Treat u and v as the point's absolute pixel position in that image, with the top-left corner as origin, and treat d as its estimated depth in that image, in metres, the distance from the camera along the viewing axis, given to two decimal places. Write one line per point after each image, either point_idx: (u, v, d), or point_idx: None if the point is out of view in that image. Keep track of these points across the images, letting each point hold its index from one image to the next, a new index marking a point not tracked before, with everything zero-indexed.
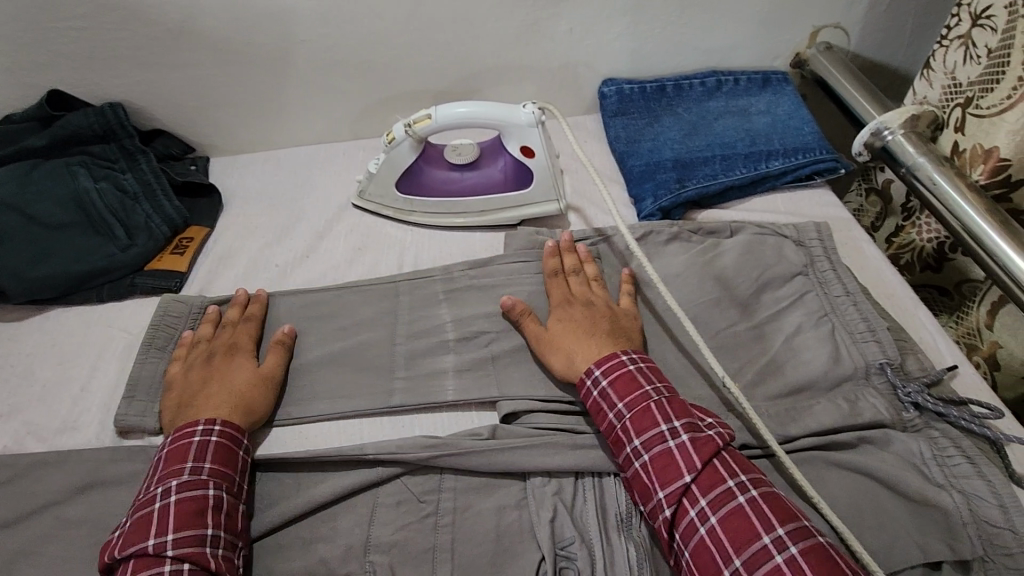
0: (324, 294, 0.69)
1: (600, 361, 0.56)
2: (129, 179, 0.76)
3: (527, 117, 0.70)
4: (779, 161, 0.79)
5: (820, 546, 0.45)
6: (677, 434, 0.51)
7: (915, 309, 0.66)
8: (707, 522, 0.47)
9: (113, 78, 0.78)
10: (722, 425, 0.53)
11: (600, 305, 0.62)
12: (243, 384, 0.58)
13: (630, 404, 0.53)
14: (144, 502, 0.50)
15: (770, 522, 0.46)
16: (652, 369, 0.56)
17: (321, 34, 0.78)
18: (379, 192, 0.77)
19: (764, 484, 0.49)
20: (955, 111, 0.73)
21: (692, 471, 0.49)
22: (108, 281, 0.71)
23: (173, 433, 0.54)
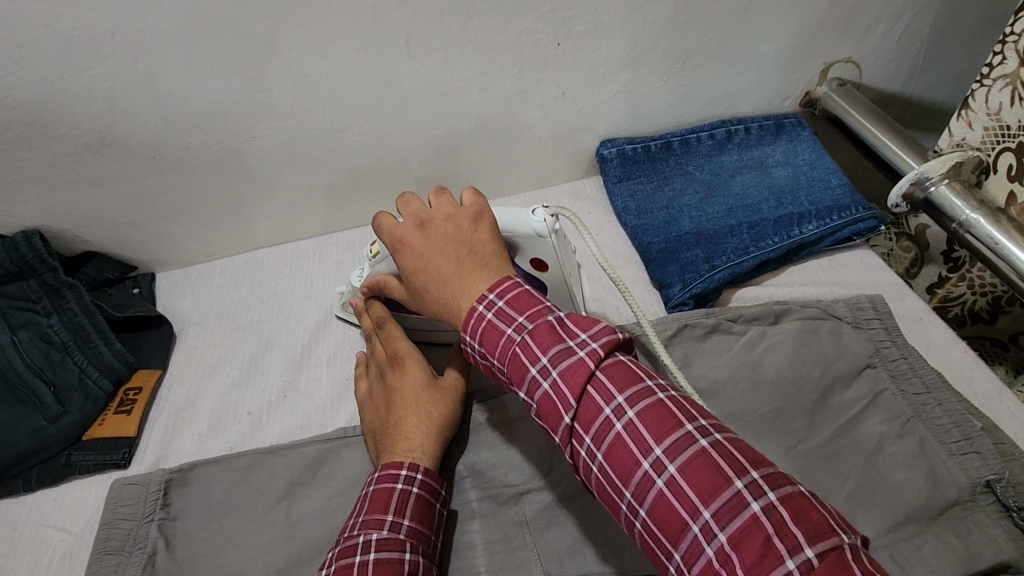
0: (311, 451, 0.57)
1: (462, 321, 0.44)
2: (56, 325, 0.62)
3: (539, 225, 0.56)
4: (813, 224, 0.70)
5: (701, 456, 0.36)
6: (547, 371, 0.40)
7: (998, 394, 0.58)
8: (596, 461, 0.39)
9: (25, 204, 0.65)
10: (600, 333, 0.42)
11: (441, 231, 0.49)
12: (433, 408, 0.54)
13: (500, 357, 0.43)
14: (347, 550, 0.45)
15: (647, 444, 0.37)
16: (517, 300, 0.43)
17: (276, 127, 0.66)
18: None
19: (645, 396, 0.39)
20: (1005, 156, 0.66)
21: (569, 410, 0.40)
22: (39, 463, 0.57)
23: (377, 469, 0.50)
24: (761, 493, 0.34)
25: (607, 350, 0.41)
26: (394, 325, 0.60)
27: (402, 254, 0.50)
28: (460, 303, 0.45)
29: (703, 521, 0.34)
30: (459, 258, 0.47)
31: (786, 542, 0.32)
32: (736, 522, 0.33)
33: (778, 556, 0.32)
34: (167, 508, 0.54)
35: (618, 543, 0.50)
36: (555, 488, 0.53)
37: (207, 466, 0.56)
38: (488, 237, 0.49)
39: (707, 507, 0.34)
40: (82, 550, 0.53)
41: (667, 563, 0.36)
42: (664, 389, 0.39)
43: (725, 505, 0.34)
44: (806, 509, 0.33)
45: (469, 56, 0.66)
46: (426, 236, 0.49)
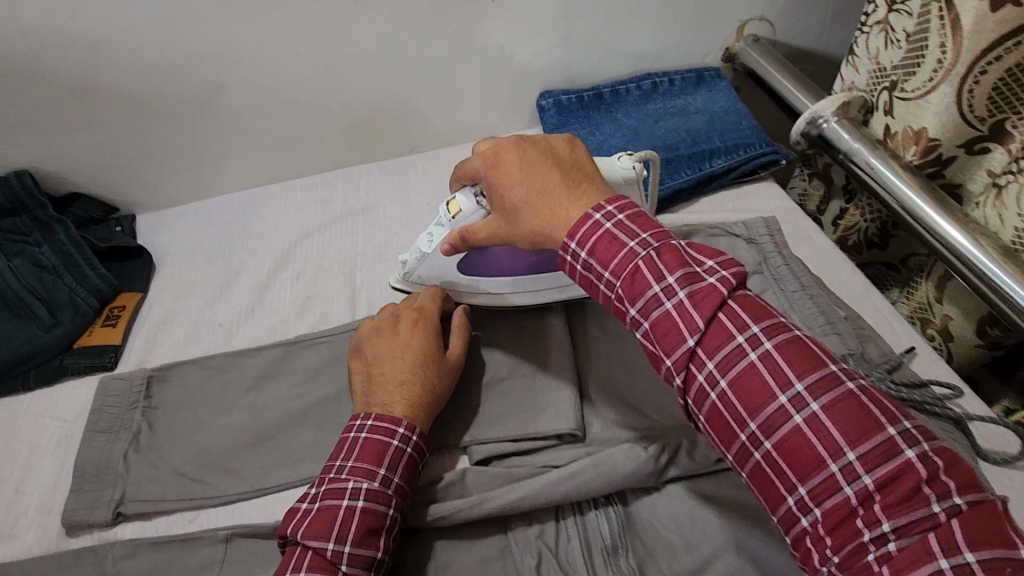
0: (276, 351, 0.65)
1: (572, 229, 0.46)
2: (46, 253, 0.70)
3: (625, 170, 0.58)
4: (722, 159, 0.80)
5: (849, 397, 0.37)
6: (673, 292, 0.42)
7: (867, 294, 0.68)
8: (718, 387, 0.41)
9: (15, 147, 0.72)
10: (727, 267, 0.44)
11: (539, 151, 0.50)
12: (430, 377, 0.57)
13: (617, 271, 0.44)
14: (334, 491, 0.49)
15: (786, 378, 0.39)
16: (636, 219, 0.45)
17: (242, 77, 0.74)
18: (433, 274, 0.64)
19: (783, 331, 0.40)
20: (883, 94, 0.74)
21: (695, 333, 0.41)
22: (35, 367, 0.66)
23: (373, 421, 0.53)
24: (915, 442, 0.36)
25: (737, 281, 0.43)
26: (430, 293, 0.63)
27: (497, 177, 0.51)
28: (569, 215, 0.47)
29: (846, 461, 0.36)
30: (561, 175, 0.49)
31: (936, 489, 0.35)
32: (884, 466, 0.35)
33: (926, 501, 0.35)
34: (149, 398, 0.62)
35: (534, 411, 0.59)
36: (483, 374, 0.62)
37: (184, 365, 0.65)
38: (584, 160, 0.51)
39: (853, 449, 0.36)
40: (75, 433, 0.61)
41: (785, 495, 0.38)
42: (799, 329, 0.41)
43: (874, 449, 0.36)
44: (954, 462, 0.36)
45: (413, 13, 0.74)
46: (526, 159, 0.50)
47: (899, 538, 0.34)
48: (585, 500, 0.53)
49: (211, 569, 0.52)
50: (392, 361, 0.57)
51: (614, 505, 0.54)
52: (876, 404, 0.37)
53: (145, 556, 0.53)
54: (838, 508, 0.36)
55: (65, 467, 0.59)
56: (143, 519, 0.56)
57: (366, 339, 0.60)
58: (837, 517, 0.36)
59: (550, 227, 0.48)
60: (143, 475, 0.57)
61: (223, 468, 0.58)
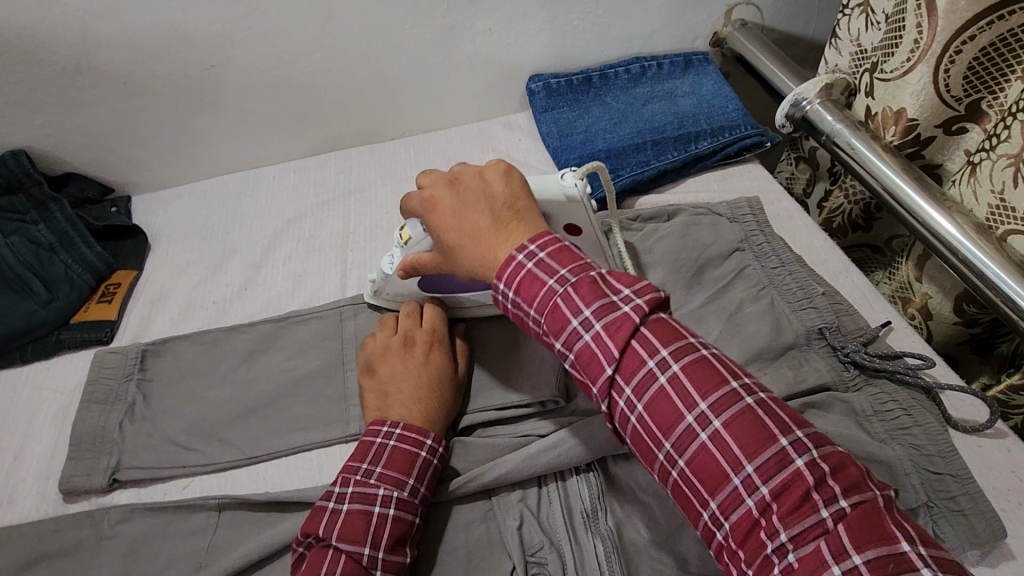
0: (267, 326, 0.67)
1: (499, 271, 0.44)
2: (42, 230, 0.71)
3: (569, 188, 0.54)
4: (707, 141, 0.81)
5: (747, 412, 0.37)
6: (590, 324, 0.41)
7: (846, 271, 0.69)
8: (635, 412, 0.40)
9: (10, 126, 0.73)
10: (643, 290, 0.42)
11: (474, 188, 0.48)
12: (442, 395, 0.56)
13: (540, 308, 0.42)
14: (364, 496, 0.49)
15: (692, 398, 0.38)
16: (555, 252, 0.43)
17: (232, 57, 0.75)
18: (406, 291, 0.64)
19: (690, 352, 0.39)
20: (864, 76, 0.75)
21: (612, 362, 0.40)
22: (32, 341, 0.67)
23: (402, 429, 0.53)
24: (805, 450, 0.36)
25: (652, 306, 0.41)
26: (412, 312, 0.63)
27: (434, 218, 0.49)
28: (496, 256, 0.45)
29: (745, 474, 0.36)
30: (492, 213, 0.47)
31: (824, 494, 0.34)
32: (779, 476, 0.35)
33: (816, 507, 0.34)
34: (144, 370, 0.64)
35: (519, 382, 0.60)
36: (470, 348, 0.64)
37: (177, 340, 0.66)
38: (520, 192, 0.48)
39: (750, 461, 0.36)
40: (73, 404, 0.63)
41: (697, 512, 0.38)
42: (706, 347, 0.40)
43: (768, 460, 0.36)
44: (844, 465, 0.35)
45: None
46: (459, 198, 0.48)
47: (797, 547, 0.34)
48: (567, 465, 0.54)
49: (204, 533, 0.54)
50: (406, 381, 0.56)
51: (595, 471, 0.55)
52: (771, 417, 0.37)
53: (140, 520, 0.54)
54: (741, 521, 0.35)
55: (63, 436, 0.61)
56: (138, 486, 0.58)
57: (374, 361, 0.59)
58: (743, 530, 0.35)
59: (484, 269, 0.46)
60: (137, 443, 0.59)
61: (216, 438, 0.59)
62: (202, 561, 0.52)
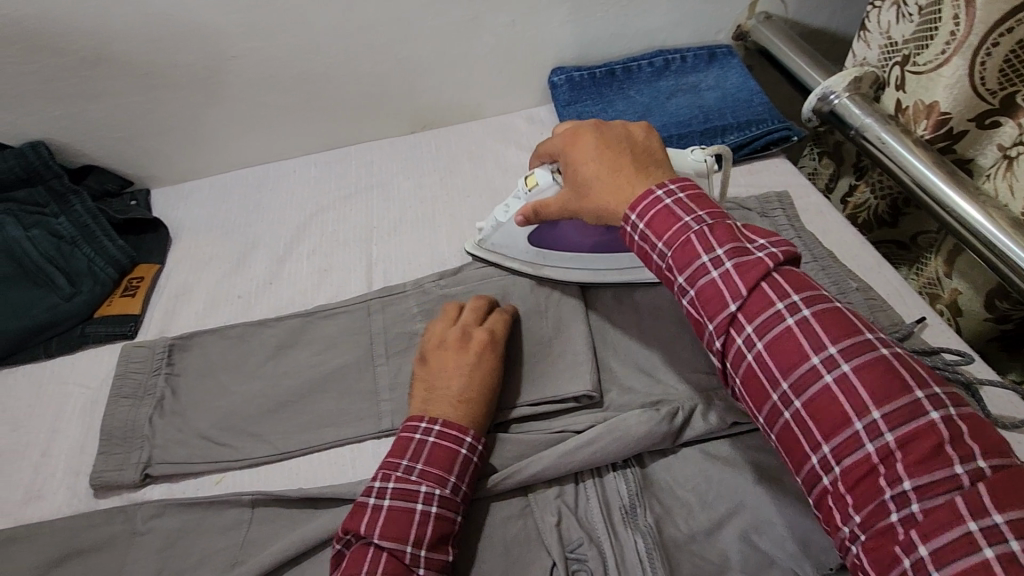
0: (294, 321, 0.66)
1: (631, 204, 0.45)
2: (64, 223, 0.70)
3: (697, 163, 0.56)
4: (734, 135, 0.81)
5: (882, 361, 0.37)
6: (721, 262, 0.41)
7: (878, 267, 0.69)
8: (754, 350, 0.40)
9: (30, 117, 0.72)
10: (778, 241, 0.42)
11: (619, 134, 0.50)
12: (485, 401, 0.54)
13: (670, 241, 0.43)
14: (406, 494, 0.48)
15: (821, 342, 0.38)
16: (688, 195, 0.44)
17: (253, 48, 0.74)
18: (509, 243, 0.65)
19: (823, 300, 0.39)
20: (895, 69, 0.75)
21: (738, 300, 0.40)
22: (57, 334, 0.67)
23: (442, 429, 0.51)
24: (941, 406, 0.35)
25: (786, 257, 0.41)
26: (477, 307, 0.61)
27: (573, 154, 0.51)
28: (634, 190, 0.46)
29: (871, 420, 0.36)
30: (634, 157, 0.49)
31: (958, 451, 0.34)
32: (909, 425, 0.35)
33: (949, 462, 0.34)
34: (171, 365, 0.63)
35: (553, 376, 0.60)
36: None
37: (203, 334, 0.65)
38: (659, 150, 0.50)
39: (880, 409, 0.36)
40: (99, 398, 0.62)
41: (809, 454, 0.38)
42: (839, 300, 0.40)
43: (900, 410, 0.35)
44: (978, 426, 0.35)
45: None
46: (603, 140, 0.50)
47: (922, 497, 0.34)
48: (604, 462, 0.54)
49: (238, 529, 0.53)
50: (452, 379, 0.54)
51: (632, 467, 0.55)
52: (909, 370, 0.36)
53: (173, 515, 0.54)
54: (859, 465, 0.36)
55: (91, 431, 0.60)
56: (168, 482, 0.57)
57: (427, 351, 0.58)
58: (858, 476, 0.36)
59: (615, 202, 0.47)
60: (167, 438, 0.58)
61: (246, 433, 0.59)
62: (238, 557, 0.52)
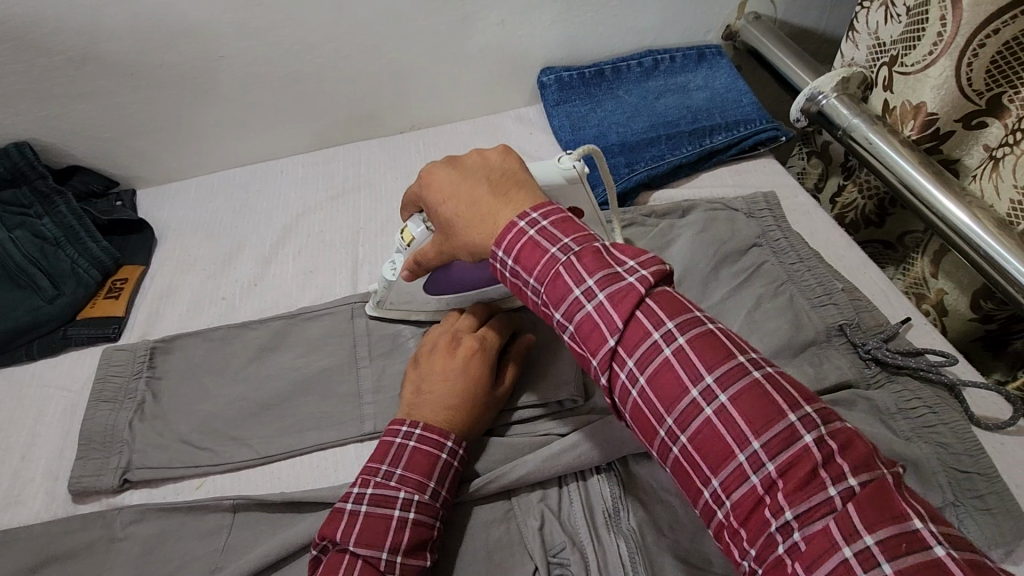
0: (279, 323, 0.65)
1: (499, 238, 0.44)
2: (47, 224, 0.70)
3: (566, 170, 0.55)
4: (722, 135, 0.80)
5: (754, 386, 0.36)
6: (593, 294, 0.40)
7: (864, 268, 0.69)
8: (636, 385, 0.39)
9: (13, 117, 0.72)
10: (648, 262, 0.41)
11: (471, 165, 0.49)
12: (471, 407, 0.54)
13: (541, 276, 0.42)
14: (384, 499, 0.48)
15: (697, 371, 0.37)
16: (560, 222, 0.43)
17: (241, 48, 0.74)
18: (405, 300, 0.62)
19: (696, 324, 0.39)
20: (882, 70, 0.75)
21: (615, 333, 0.39)
22: (38, 336, 0.66)
23: (420, 434, 0.51)
24: (813, 426, 0.35)
25: (656, 278, 0.41)
26: (472, 317, 0.60)
27: (430, 198, 0.50)
28: (499, 223, 0.45)
29: (751, 450, 0.35)
30: (492, 185, 0.47)
31: (831, 471, 0.33)
32: (787, 452, 0.34)
33: (824, 485, 0.33)
34: (153, 368, 0.63)
35: (536, 379, 0.59)
36: None
37: (187, 337, 0.65)
38: (518, 169, 0.49)
39: (757, 437, 0.35)
40: (81, 401, 0.62)
41: (699, 489, 0.36)
42: (711, 320, 0.39)
43: (776, 436, 0.34)
44: (854, 442, 0.34)
45: None
46: (458, 174, 0.48)
47: (803, 525, 0.33)
48: (588, 464, 0.54)
49: (219, 534, 0.53)
50: (440, 384, 0.54)
51: (616, 470, 0.54)
52: (779, 392, 0.36)
53: (153, 520, 0.53)
54: (745, 499, 0.34)
55: (72, 434, 0.60)
56: (149, 486, 0.57)
57: (421, 355, 0.58)
58: (746, 509, 0.35)
59: (484, 238, 0.46)
60: (148, 442, 0.58)
61: (228, 437, 0.58)
62: (217, 562, 0.51)
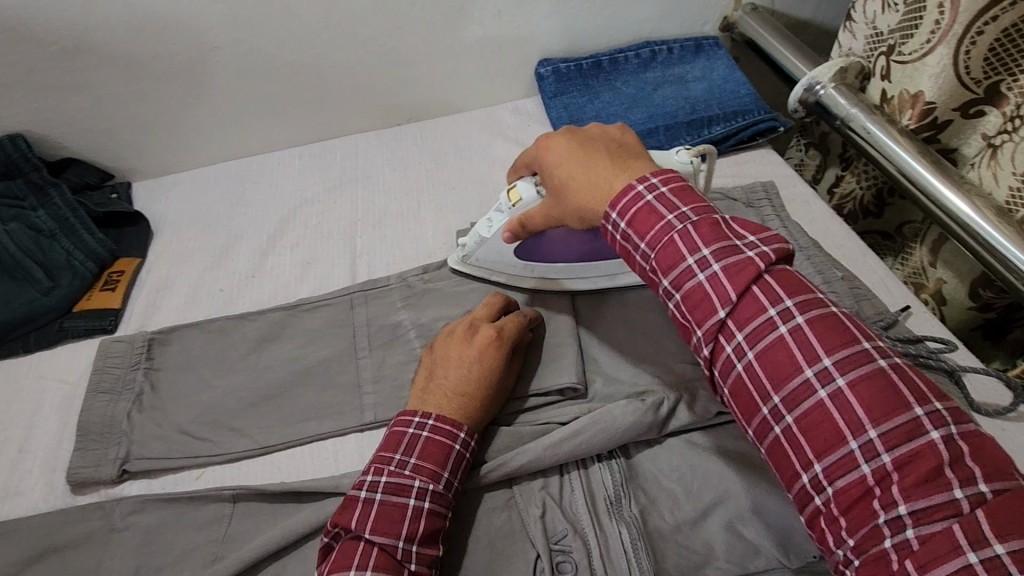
0: (277, 315, 0.65)
1: (613, 201, 0.44)
2: (42, 216, 0.69)
3: (682, 164, 0.55)
4: (720, 126, 0.80)
5: (880, 376, 0.35)
6: (707, 265, 0.40)
7: (863, 256, 0.69)
8: (745, 359, 0.39)
9: (6, 108, 0.71)
10: (769, 240, 0.41)
11: (589, 137, 0.49)
12: (480, 396, 0.53)
13: (652, 242, 0.42)
14: (399, 488, 0.47)
15: (816, 353, 0.37)
16: (678, 191, 0.43)
17: (235, 39, 0.73)
18: (493, 258, 0.63)
19: (818, 307, 0.38)
20: (880, 60, 0.75)
21: (728, 305, 0.40)
22: (35, 329, 0.66)
23: (432, 425, 0.51)
24: (941, 424, 0.34)
25: (778, 256, 0.40)
26: (493, 306, 0.60)
27: (546, 162, 0.50)
28: (611, 189, 0.45)
29: (867, 438, 0.35)
30: (609, 154, 0.47)
31: (958, 473, 0.33)
32: (907, 446, 0.34)
33: (947, 485, 0.33)
34: (151, 359, 0.62)
35: (537, 368, 0.59)
36: None
37: (184, 329, 0.64)
38: (636, 146, 0.49)
39: (876, 426, 0.35)
40: (78, 393, 0.62)
41: (801, 471, 0.37)
42: (835, 304, 0.39)
43: (898, 428, 0.34)
44: (983, 447, 0.34)
45: None
46: (574, 144, 0.49)
47: (917, 523, 0.33)
48: (588, 453, 0.53)
49: (219, 524, 0.52)
50: (454, 370, 0.54)
51: (617, 458, 0.54)
52: (908, 384, 0.35)
53: (153, 511, 0.53)
54: (852, 487, 0.35)
55: (69, 427, 0.59)
56: (148, 477, 0.56)
57: (438, 340, 0.58)
58: (853, 496, 0.35)
59: (594, 200, 0.46)
60: (146, 433, 0.58)
61: (227, 428, 0.58)
62: (218, 552, 0.51)
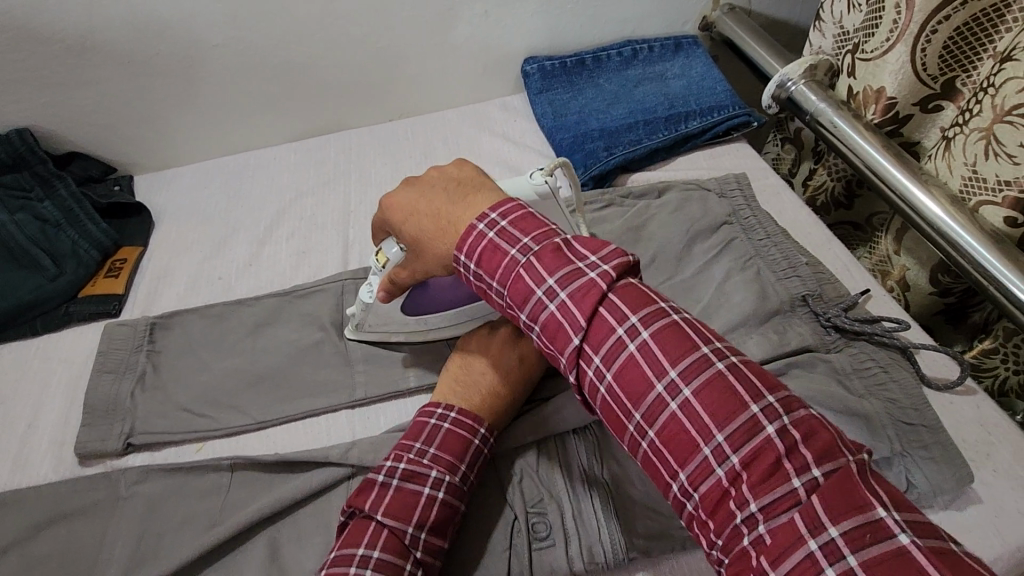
0: (273, 300, 0.69)
1: (460, 242, 0.46)
2: (48, 207, 0.73)
3: (537, 185, 0.57)
4: (697, 121, 0.84)
5: (716, 378, 0.37)
6: (554, 294, 0.42)
7: (828, 243, 0.73)
8: (604, 381, 0.40)
9: (13, 103, 0.74)
10: (611, 256, 0.43)
11: (431, 183, 0.51)
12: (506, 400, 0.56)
13: (503, 279, 0.44)
14: (415, 475, 0.50)
15: (661, 366, 0.38)
16: (520, 221, 0.45)
17: (232, 36, 0.76)
18: (384, 318, 0.62)
19: (660, 318, 0.40)
20: (847, 57, 0.79)
21: (579, 332, 0.41)
22: (42, 313, 0.69)
23: (455, 419, 0.53)
24: (776, 416, 0.35)
25: (618, 272, 0.42)
26: None
27: (394, 222, 0.52)
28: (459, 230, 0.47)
29: (715, 443, 0.36)
30: (449, 194, 0.49)
31: (794, 462, 0.34)
32: (747, 444, 0.35)
33: (787, 475, 0.34)
34: (153, 342, 0.66)
35: None
36: None
37: (185, 314, 0.68)
38: (476, 178, 0.51)
39: (721, 430, 0.36)
40: (84, 373, 0.65)
41: (669, 482, 0.38)
42: (675, 312, 0.40)
43: (738, 428, 0.35)
44: (816, 430, 0.35)
45: None
46: (417, 193, 0.51)
47: (768, 517, 0.33)
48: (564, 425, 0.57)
49: (217, 493, 0.56)
50: (492, 370, 0.57)
51: (591, 430, 0.58)
52: (740, 383, 0.37)
53: (155, 481, 0.57)
54: (711, 491, 0.36)
55: (76, 404, 0.63)
56: (151, 450, 0.60)
57: (479, 336, 0.60)
58: (712, 500, 0.36)
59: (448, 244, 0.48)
60: (149, 409, 0.61)
61: (225, 405, 0.62)
62: (216, 518, 0.54)
